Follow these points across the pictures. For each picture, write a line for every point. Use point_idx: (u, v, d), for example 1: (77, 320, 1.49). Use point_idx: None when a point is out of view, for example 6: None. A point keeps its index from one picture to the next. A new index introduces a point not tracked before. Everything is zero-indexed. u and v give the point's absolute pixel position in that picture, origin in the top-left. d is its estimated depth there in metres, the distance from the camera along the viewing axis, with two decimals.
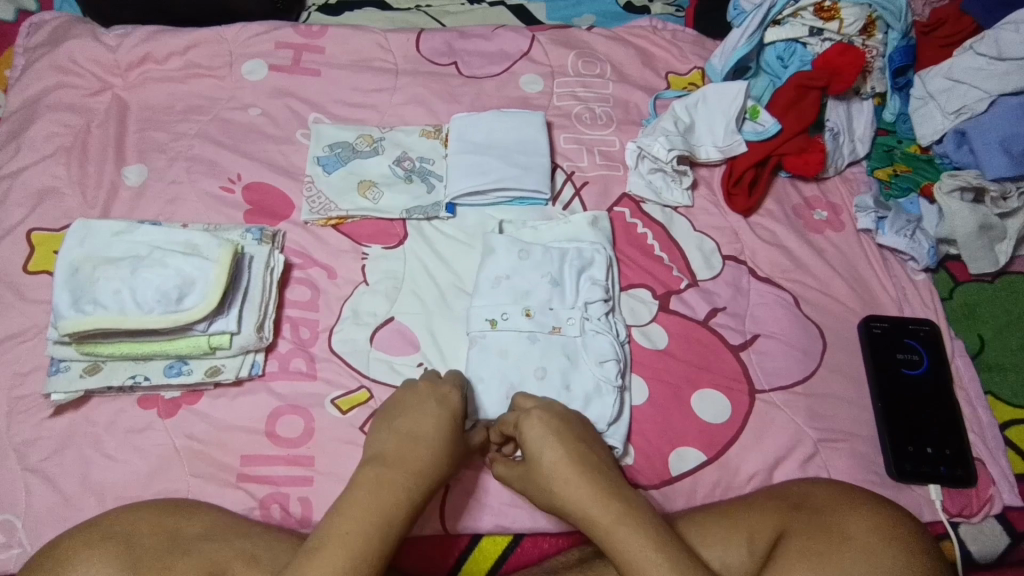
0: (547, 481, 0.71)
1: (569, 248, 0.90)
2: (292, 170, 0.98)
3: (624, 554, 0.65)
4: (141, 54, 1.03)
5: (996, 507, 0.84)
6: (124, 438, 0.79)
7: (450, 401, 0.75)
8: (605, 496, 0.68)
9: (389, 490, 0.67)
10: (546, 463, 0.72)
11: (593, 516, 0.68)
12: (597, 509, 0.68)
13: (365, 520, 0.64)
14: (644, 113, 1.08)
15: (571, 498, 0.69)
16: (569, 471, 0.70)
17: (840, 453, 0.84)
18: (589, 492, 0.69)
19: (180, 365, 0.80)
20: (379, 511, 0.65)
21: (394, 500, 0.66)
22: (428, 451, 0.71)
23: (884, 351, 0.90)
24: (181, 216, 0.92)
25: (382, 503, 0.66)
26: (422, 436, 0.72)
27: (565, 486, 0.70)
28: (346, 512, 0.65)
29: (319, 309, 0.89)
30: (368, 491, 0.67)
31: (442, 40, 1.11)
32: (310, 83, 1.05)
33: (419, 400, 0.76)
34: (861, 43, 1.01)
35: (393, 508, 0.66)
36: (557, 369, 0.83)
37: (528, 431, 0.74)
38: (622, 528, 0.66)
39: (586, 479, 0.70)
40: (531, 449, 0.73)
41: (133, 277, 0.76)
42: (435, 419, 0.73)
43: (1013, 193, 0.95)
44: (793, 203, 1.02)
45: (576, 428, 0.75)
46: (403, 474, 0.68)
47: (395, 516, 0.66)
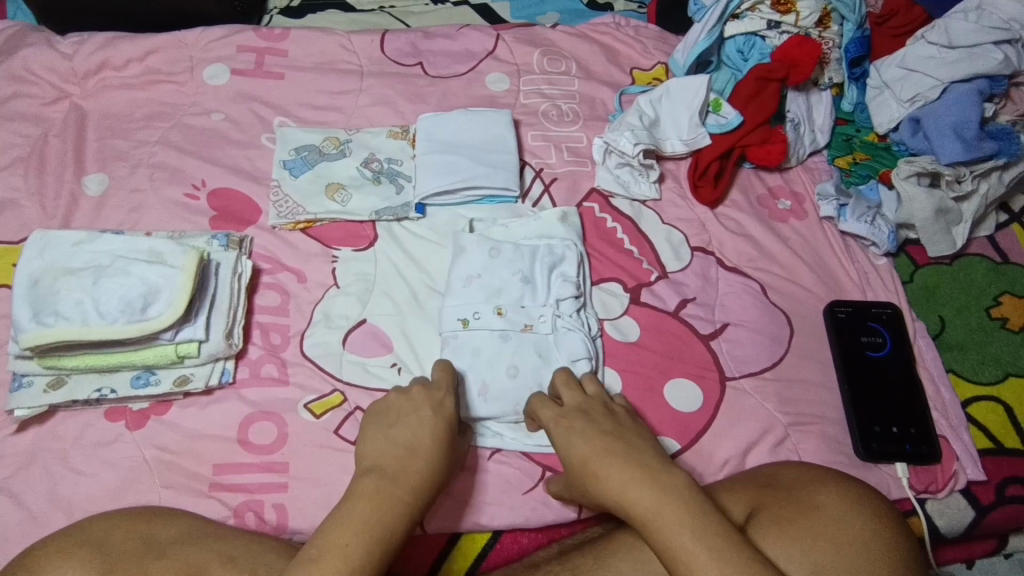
0: (586, 482, 0.70)
1: (540, 245, 0.91)
2: (258, 174, 0.97)
3: (663, 540, 0.62)
4: (98, 61, 1.02)
5: (961, 482, 0.86)
6: (92, 452, 0.77)
7: (444, 409, 0.74)
8: (637, 484, 0.66)
9: (389, 503, 0.65)
10: (579, 462, 0.71)
11: (629, 506, 0.66)
12: (632, 499, 0.66)
13: (365, 537, 0.63)
14: (610, 109, 1.09)
15: (608, 494, 0.68)
16: (601, 466, 0.69)
17: (810, 436, 0.86)
18: (622, 483, 0.67)
19: (147, 375, 0.79)
20: (379, 527, 0.64)
21: (395, 517, 0.65)
22: (426, 463, 0.69)
23: (849, 334, 0.92)
24: (145, 224, 0.91)
25: (382, 519, 0.64)
26: (420, 447, 0.70)
27: (600, 482, 0.69)
28: (344, 527, 0.63)
29: (290, 314, 0.88)
30: (366, 505, 0.65)
31: (407, 41, 1.11)
32: (274, 86, 1.04)
33: (413, 408, 0.74)
34: (817, 35, 1.04)
35: (393, 523, 0.65)
36: (531, 367, 0.84)
37: (560, 436, 0.74)
38: (659, 514, 0.64)
39: (618, 470, 0.68)
40: (564, 453, 0.73)
41: (95, 287, 0.75)
42: (431, 429, 0.72)
43: (967, 178, 0.97)
44: (757, 193, 1.03)
45: (607, 422, 0.74)
46: (404, 488, 0.67)
47: (395, 531, 0.64)
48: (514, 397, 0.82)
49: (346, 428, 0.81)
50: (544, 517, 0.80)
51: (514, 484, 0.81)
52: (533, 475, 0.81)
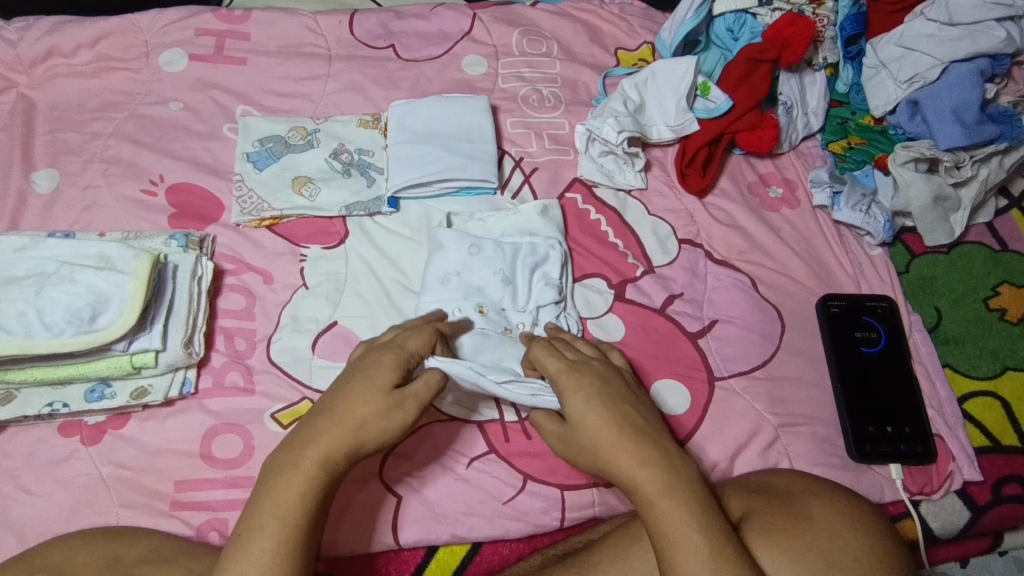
0: (588, 447, 0.65)
1: (523, 242, 0.86)
2: (220, 168, 0.91)
3: (670, 532, 0.60)
4: (46, 48, 0.95)
5: (956, 483, 0.83)
6: (45, 470, 0.73)
7: (375, 365, 0.66)
8: (648, 465, 0.62)
9: (282, 478, 0.60)
10: (585, 428, 0.65)
11: (635, 487, 0.62)
12: (642, 480, 0.62)
13: (269, 520, 0.59)
14: (593, 92, 1.03)
15: (615, 466, 0.63)
16: (613, 437, 0.64)
17: (801, 438, 0.82)
18: (635, 461, 0.63)
19: (102, 388, 0.74)
20: (279, 506, 0.59)
21: (294, 491, 0.60)
22: (327, 427, 0.63)
23: (842, 329, 0.88)
24: (99, 223, 0.86)
25: (280, 495, 0.60)
26: (334, 409, 0.64)
27: (607, 454, 0.64)
28: (256, 511, 0.59)
29: (256, 318, 0.83)
30: (270, 480, 0.61)
31: (377, 21, 1.04)
32: (235, 72, 0.98)
33: (347, 372, 0.67)
34: (811, 13, 0.98)
35: (294, 500, 0.60)
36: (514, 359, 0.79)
37: (567, 389, 0.67)
38: (669, 507, 0.60)
39: (630, 446, 0.63)
40: (571, 409, 0.66)
41: (39, 297, 0.71)
42: (354, 387, 0.64)
43: (966, 163, 0.93)
44: (748, 180, 0.99)
45: (620, 387, 0.68)
46: (304, 456, 0.61)
47: (289, 503, 0.59)
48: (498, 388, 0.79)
49: None
50: (525, 527, 0.77)
51: (493, 495, 0.77)
52: (513, 484, 0.78)
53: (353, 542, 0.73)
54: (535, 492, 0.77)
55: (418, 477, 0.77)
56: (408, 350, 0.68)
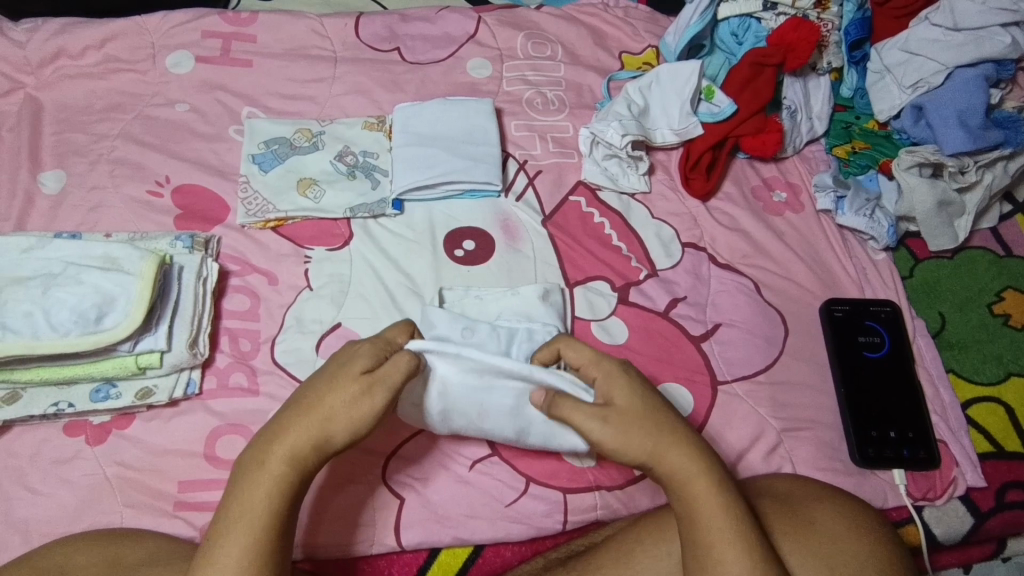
0: (649, 437, 0.63)
1: (519, 327, 0.79)
2: (226, 169, 0.92)
3: (734, 520, 0.62)
4: (54, 49, 0.96)
5: (959, 489, 0.83)
6: (50, 470, 0.73)
7: (347, 358, 0.66)
8: (704, 456, 0.64)
9: (253, 476, 0.61)
10: (646, 412, 0.65)
11: (695, 478, 0.63)
12: (703, 471, 0.63)
13: (239, 519, 0.59)
14: (597, 96, 1.03)
15: (674, 457, 0.63)
16: (674, 428, 0.65)
17: (804, 442, 0.82)
18: (695, 454, 0.64)
19: (108, 388, 0.75)
20: (245, 506, 0.59)
21: (262, 490, 0.60)
22: (296, 422, 0.62)
23: (846, 334, 0.88)
24: (105, 224, 0.86)
25: (249, 495, 0.60)
26: (305, 405, 0.63)
27: (666, 442, 0.64)
28: (227, 509, 0.60)
29: (260, 319, 0.84)
30: (243, 478, 0.61)
31: (383, 24, 1.05)
32: (241, 74, 0.98)
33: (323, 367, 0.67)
34: (815, 17, 0.98)
35: (258, 500, 0.60)
36: (501, 415, 0.72)
37: (619, 375, 0.67)
38: (728, 496, 0.63)
39: (684, 436, 0.65)
40: (627, 394, 0.66)
41: (45, 297, 0.71)
42: (325, 381, 0.64)
43: (971, 168, 0.93)
44: (751, 185, 0.99)
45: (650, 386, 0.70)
46: (272, 453, 0.61)
47: (258, 502, 0.60)
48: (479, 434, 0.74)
49: None
50: (527, 530, 0.77)
51: (495, 498, 0.77)
52: (516, 486, 0.78)
53: (335, 543, 0.73)
54: (536, 495, 0.77)
55: (421, 479, 0.77)
56: (382, 342, 0.68)
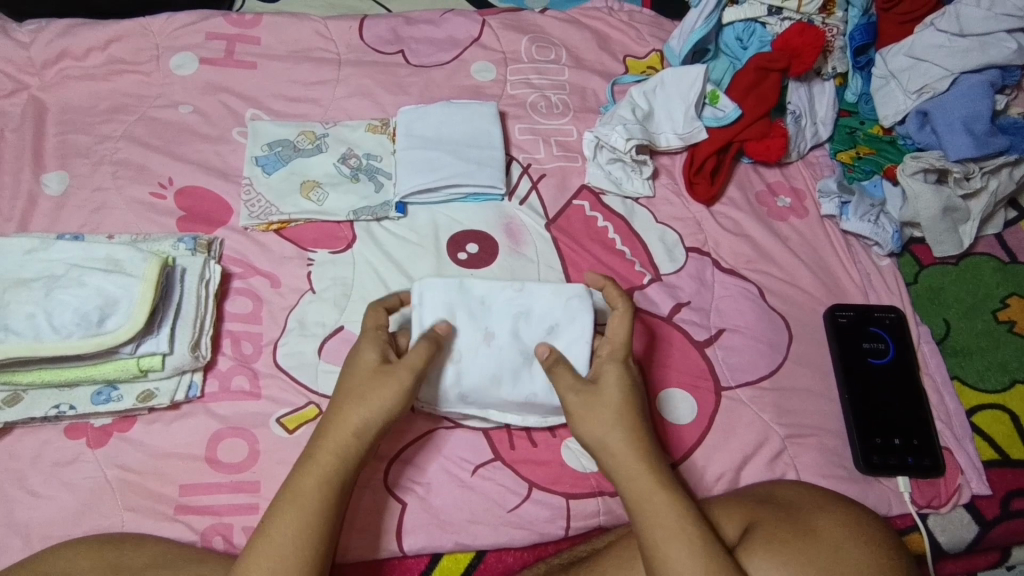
0: (604, 426, 0.68)
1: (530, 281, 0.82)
2: (229, 172, 0.91)
3: (657, 521, 0.64)
4: (58, 50, 0.96)
5: (964, 497, 0.82)
6: (51, 472, 0.73)
7: (358, 354, 0.71)
8: (650, 460, 0.67)
9: (303, 470, 0.65)
10: (615, 400, 0.70)
11: (635, 474, 0.66)
12: (642, 471, 0.66)
13: (291, 504, 0.63)
14: (601, 100, 1.03)
15: (617, 449, 0.67)
16: (635, 422, 0.69)
17: (808, 449, 0.82)
18: (645, 449, 0.68)
19: (109, 390, 0.75)
20: (297, 496, 0.64)
21: (311, 480, 0.64)
22: (337, 417, 0.67)
23: (850, 340, 0.87)
24: (108, 225, 0.86)
25: (300, 488, 0.64)
26: (335, 405, 0.68)
27: (616, 436, 0.68)
28: (278, 503, 0.64)
29: (262, 322, 0.83)
30: (291, 476, 0.66)
31: (387, 27, 1.05)
32: (245, 77, 0.98)
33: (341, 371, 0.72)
34: (820, 22, 0.98)
35: (310, 492, 0.64)
36: (506, 335, 0.77)
37: (612, 361, 0.73)
38: (659, 499, 0.65)
39: (638, 438, 0.68)
40: (607, 382, 0.71)
41: (47, 299, 0.71)
42: (348, 383, 0.69)
43: (976, 174, 0.93)
44: (756, 190, 0.98)
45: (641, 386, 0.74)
46: (318, 449, 0.66)
47: (309, 495, 0.64)
48: (489, 366, 0.76)
49: None
50: (529, 536, 0.76)
51: (498, 503, 0.77)
52: (518, 492, 0.77)
53: (353, 550, 0.73)
54: (539, 500, 0.77)
55: (424, 483, 0.77)
56: (371, 332, 0.72)
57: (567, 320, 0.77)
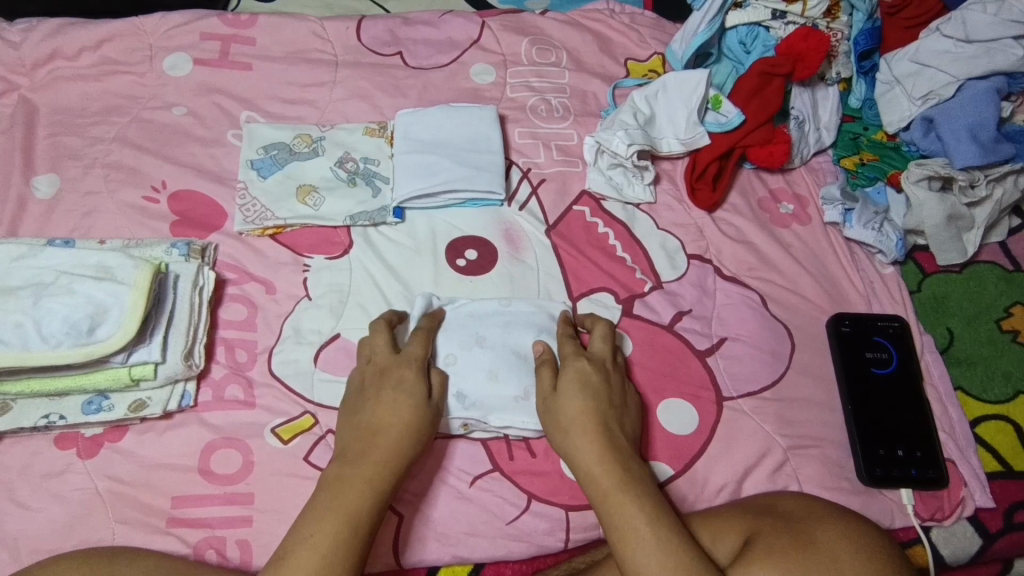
0: (561, 437, 0.71)
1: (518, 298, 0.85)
2: (224, 175, 0.90)
3: (614, 522, 0.65)
4: (49, 50, 0.94)
5: (968, 509, 0.81)
6: (39, 484, 0.72)
7: (407, 380, 0.72)
8: (609, 462, 0.68)
9: (351, 488, 0.66)
10: (567, 408, 0.72)
11: (594, 478, 0.68)
12: (599, 473, 0.68)
13: (344, 519, 0.64)
14: (602, 103, 1.02)
15: (575, 454, 0.70)
16: (588, 426, 0.70)
17: (811, 460, 0.81)
18: (598, 453, 0.69)
19: (100, 400, 0.73)
20: (348, 511, 0.64)
21: (364, 498, 0.65)
22: (388, 442, 0.69)
23: (853, 350, 0.86)
24: (99, 230, 0.84)
25: (349, 502, 0.65)
26: (381, 427, 0.69)
27: (576, 441, 0.70)
28: (320, 516, 0.64)
29: (257, 329, 0.82)
30: (332, 490, 0.66)
31: (385, 28, 1.03)
32: (240, 78, 0.97)
33: (370, 390, 0.72)
34: (825, 26, 0.97)
35: (362, 507, 0.65)
36: (497, 336, 0.80)
37: (567, 371, 0.74)
38: (614, 500, 0.66)
39: (598, 439, 0.69)
40: (562, 390, 0.73)
41: (36, 308, 0.69)
42: (396, 405, 0.70)
43: (981, 182, 0.91)
44: (758, 196, 0.97)
45: (611, 388, 0.74)
46: (369, 470, 0.67)
47: (363, 514, 0.65)
48: (485, 363, 0.78)
49: (317, 454, 0.75)
50: (528, 548, 0.75)
51: (496, 515, 0.75)
52: (517, 504, 0.76)
53: None
54: (538, 512, 0.76)
55: (421, 495, 0.75)
56: (414, 355, 0.74)
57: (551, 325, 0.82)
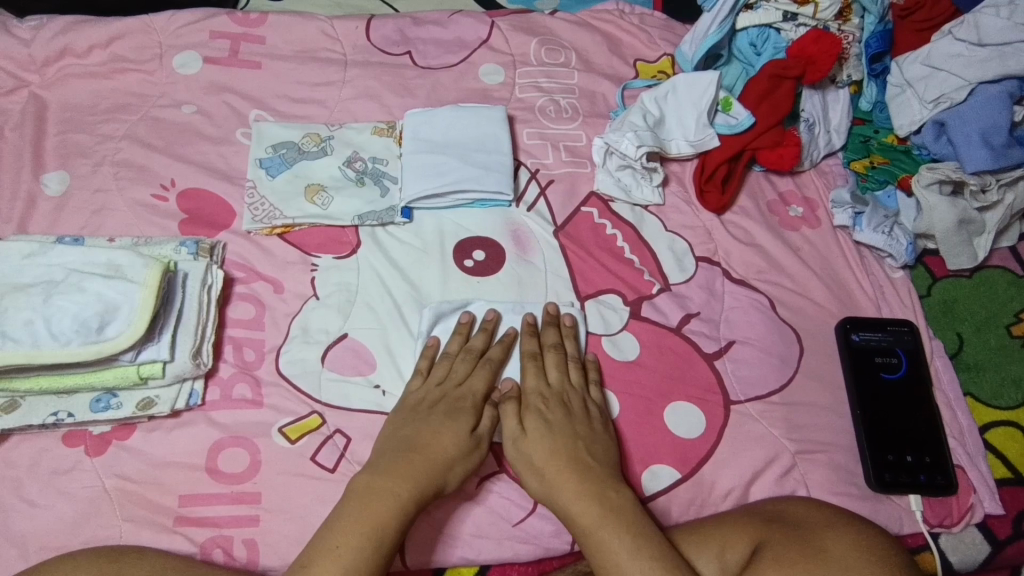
0: (535, 479, 0.71)
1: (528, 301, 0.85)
2: (233, 174, 0.90)
3: (601, 561, 0.66)
4: (59, 47, 0.94)
5: (977, 516, 0.81)
6: (48, 481, 0.72)
7: (458, 412, 0.73)
8: (586, 498, 0.68)
9: (379, 501, 0.66)
10: (536, 450, 0.72)
11: (574, 519, 0.68)
12: (577, 512, 0.68)
13: (367, 534, 0.64)
14: (611, 104, 1.02)
15: (551, 495, 0.70)
16: (558, 465, 0.71)
17: (819, 465, 0.81)
18: (573, 492, 0.69)
19: (108, 398, 0.73)
20: (373, 525, 0.64)
21: (390, 514, 0.65)
22: (424, 462, 0.69)
23: (862, 355, 0.86)
24: (109, 228, 0.84)
25: (376, 511, 0.65)
26: (421, 447, 0.70)
27: (551, 482, 0.70)
28: (345, 527, 0.64)
29: (265, 328, 0.82)
30: (360, 503, 0.66)
31: (394, 28, 1.03)
32: (249, 76, 0.97)
33: (424, 412, 0.74)
34: (836, 28, 0.96)
35: (387, 524, 0.65)
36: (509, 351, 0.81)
37: (529, 412, 0.75)
38: (599, 536, 0.66)
39: (571, 476, 0.70)
40: (527, 432, 0.73)
41: (46, 305, 0.70)
42: (445, 432, 0.71)
43: (993, 187, 0.91)
44: (768, 199, 0.97)
45: (578, 420, 0.75)
46: (401, 486, 0.67)
47: (387, 530, 0.64)
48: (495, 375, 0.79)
49: (324, 454, 0.75)
50: (534, 550, 0.75)
51: (503, 517, 0.75)
52: (524, 506, 0.76)
53: None
54: (544, 515, 0.76)
55: None
56: (474, 392, 0.76)
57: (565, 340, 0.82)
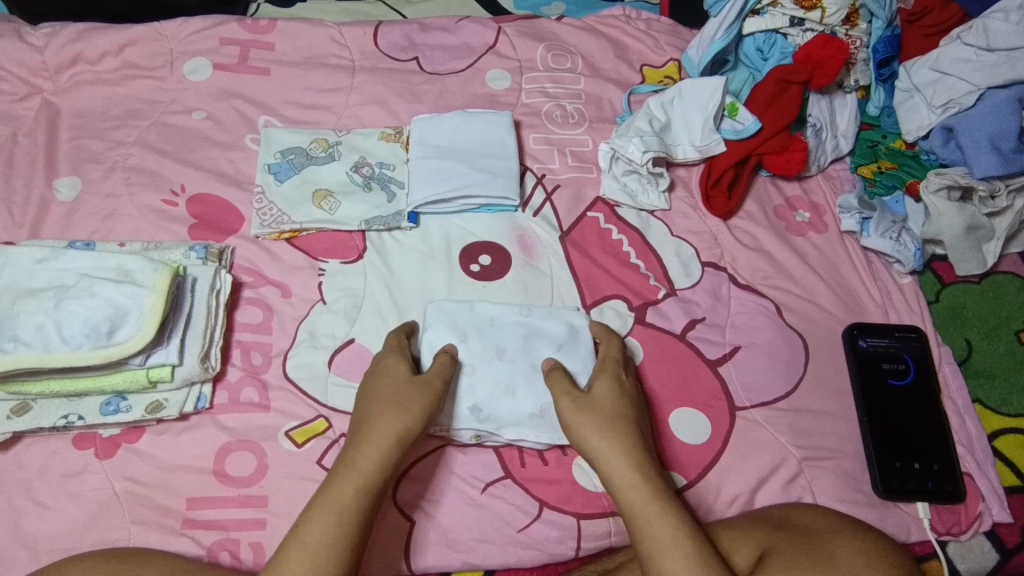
0: (601, 434, 0.70)
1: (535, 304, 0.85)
2: (241, 179, 0.91)
3: (654, 529, 0.65)
4: (71, 54, 0.96)
5: (986, 524, 0.80)
6: (58, 483, 0.73)
7: (388, 368, 0.74)
8: (648, 469, 0.69)
9: (339, 473, 0.66)
10: (608, 412, 0.72)
11: (632, 483, 0.68)
12: (638, 477, 0.68)
13: (329, 505, 0.64)
14: (618, 109, 1.02)
15: (613, 455, 0.69)
16: (627, 430, 0.71)
17: (825, 472, 0.80)
18: (638, 458, 0.69)
19: (118, 401, 0.74)
20: (335, 497, 0.65)
21: (349, 483, 0.66)
22: (374, 421, 0.69)
23: (870, 361, 0.86)
24: (119, 232, 0.86)
25: (337, 485, 0.66)
26: (368, 411, 0.70)
27: (620, 442, 0.70)
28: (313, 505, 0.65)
29: (272, 332, 0.82)
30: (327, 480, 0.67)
31: (401, 34, 1.04)
32: (258, 83, 0.97)
33: (368, 379, 0.74)
34: (844, 34, 0.96)
35: (349, 495, 0.65)
36: (517, 348, 0.80)
37: (605, 379, 0.76)
38: (649, 508, 0.66)
39: (637, 445, 0.70)
40: (602, 395, 0.74)
41: (57, 309, 0.71)
42: (380, 389, 0.72)
43: (1002, 192, 0.90)
44: (774, 204, 0.97)
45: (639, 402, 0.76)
46: (359, 454, 0.67)
47: (346, 498, 0.65)
48: (501, 377, 0.78)
49: (330, 457, 0.76)
50: (538, 556, 0.75)
51: (508, 522, 0.75)
52: (528, 511, 0.76)
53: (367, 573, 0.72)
54: (548, 521, 0.76)
55: (432, 500, 0.75)
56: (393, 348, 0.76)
57: (569, 340, 0.81)
